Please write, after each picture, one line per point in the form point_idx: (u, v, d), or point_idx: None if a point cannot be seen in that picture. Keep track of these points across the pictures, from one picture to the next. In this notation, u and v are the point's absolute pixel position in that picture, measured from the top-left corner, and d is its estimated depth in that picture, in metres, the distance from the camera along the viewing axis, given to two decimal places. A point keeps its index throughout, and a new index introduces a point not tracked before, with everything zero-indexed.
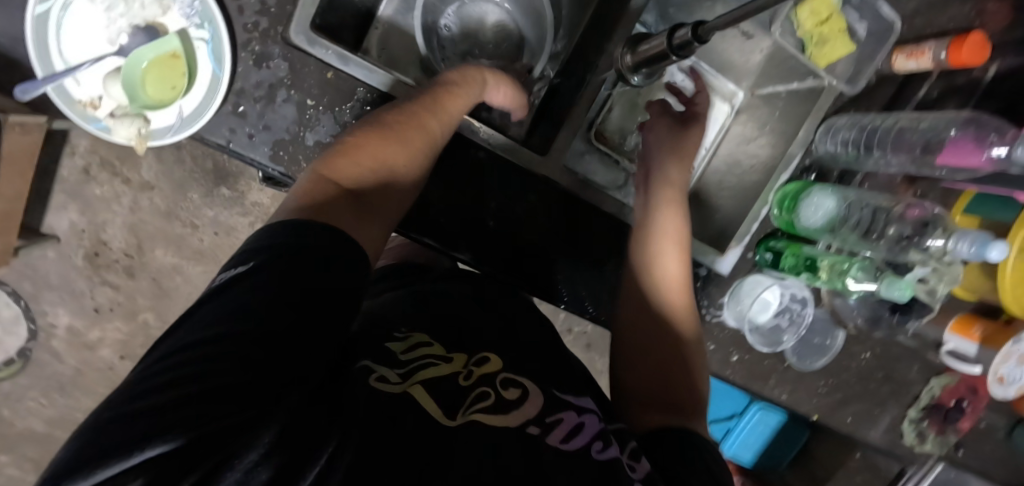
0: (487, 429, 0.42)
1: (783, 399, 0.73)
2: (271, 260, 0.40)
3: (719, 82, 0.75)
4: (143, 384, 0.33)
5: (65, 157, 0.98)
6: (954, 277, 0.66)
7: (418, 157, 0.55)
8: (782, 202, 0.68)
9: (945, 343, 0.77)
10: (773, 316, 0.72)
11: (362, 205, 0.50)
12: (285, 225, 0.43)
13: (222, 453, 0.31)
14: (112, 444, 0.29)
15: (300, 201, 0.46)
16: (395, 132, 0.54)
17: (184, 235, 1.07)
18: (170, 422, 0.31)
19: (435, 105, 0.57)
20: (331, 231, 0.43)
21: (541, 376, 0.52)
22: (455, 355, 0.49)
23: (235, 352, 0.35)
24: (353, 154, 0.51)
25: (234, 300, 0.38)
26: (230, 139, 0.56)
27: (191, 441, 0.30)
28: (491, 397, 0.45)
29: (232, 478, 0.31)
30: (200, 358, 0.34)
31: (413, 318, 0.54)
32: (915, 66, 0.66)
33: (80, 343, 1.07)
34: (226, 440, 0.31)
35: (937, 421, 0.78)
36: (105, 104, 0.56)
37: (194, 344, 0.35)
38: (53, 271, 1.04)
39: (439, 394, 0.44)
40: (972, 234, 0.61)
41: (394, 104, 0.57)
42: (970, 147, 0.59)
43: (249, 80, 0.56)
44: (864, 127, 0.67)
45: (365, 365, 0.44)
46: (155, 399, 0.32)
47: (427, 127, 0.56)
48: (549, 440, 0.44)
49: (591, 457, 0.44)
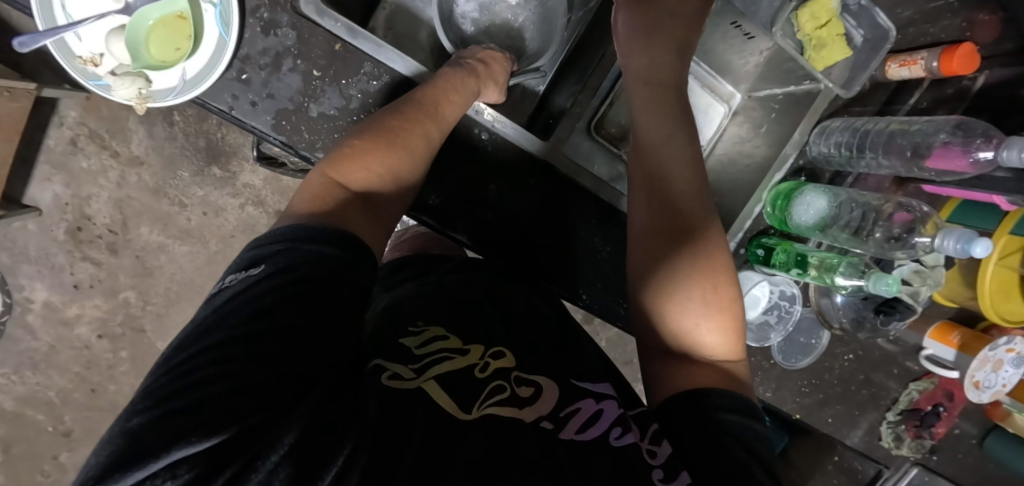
0: (501, 421, 0.44)
1: (767, 397, 0.74)
2: (281, 270, 0.44)
3: (719, 85, 0.79)
4: (165, 391, 0.37)
5: (53, 127, 0.98)
6: (936, 280, 0.73)
7: (421, 162, 0.57)
8: (775, 200, 0.70)
9: (925, 349, 0.80)
10: (762, 313, 0.74)
11: (369, 207, 0.53)
12: (288, 232, 0.47)
13: (249, 453, 0.35)
14: (147, 448, 0.34)
15: (305, 209, 0.50)
16: (402, 139, 0.55)
17: (172, 213, 1.04)
18: (197, 426, 0.35)
19: (434, 108, 0.58)
20: (335, 238, 0.47)
21: (558, 368, 0.52)
22: (471, 348, 0.50)
23: (244, 360, 0.39)
24: (356, 155, 0.53)
25: (246, 309, 0.42)
26: (233, 105, 0.58)
27: (222, 442, 0.35)
28: (507, 391, 0.46)
29: (258, 478, 0.35)
30: (218, 365, 0.38)
31: (434, 311, 0.55)
32: (907, 73, 0.69)
33: (56, 319, 1.04)
34: (249, 439, 0.36)
35: (913, 425, 0.80)
36: (106, 62, 0.57)
37: (210, 351, 0.39)
38: (32, 244, 1.01)
39: (454, 388, 0.45)
40: (957, 231, 0.63)
41: (394, 105, 0.58)
42: (956, 152, 0.64)
43: (255, 46, 0.58)
44: (857, 130, 0.69)
45: (377, 365, 0.45)
46: (181, 406, 0.36)
47: (427, 132, 0.57)
48: (562, 433, 0.45)
49: (607, 444, 0.45)
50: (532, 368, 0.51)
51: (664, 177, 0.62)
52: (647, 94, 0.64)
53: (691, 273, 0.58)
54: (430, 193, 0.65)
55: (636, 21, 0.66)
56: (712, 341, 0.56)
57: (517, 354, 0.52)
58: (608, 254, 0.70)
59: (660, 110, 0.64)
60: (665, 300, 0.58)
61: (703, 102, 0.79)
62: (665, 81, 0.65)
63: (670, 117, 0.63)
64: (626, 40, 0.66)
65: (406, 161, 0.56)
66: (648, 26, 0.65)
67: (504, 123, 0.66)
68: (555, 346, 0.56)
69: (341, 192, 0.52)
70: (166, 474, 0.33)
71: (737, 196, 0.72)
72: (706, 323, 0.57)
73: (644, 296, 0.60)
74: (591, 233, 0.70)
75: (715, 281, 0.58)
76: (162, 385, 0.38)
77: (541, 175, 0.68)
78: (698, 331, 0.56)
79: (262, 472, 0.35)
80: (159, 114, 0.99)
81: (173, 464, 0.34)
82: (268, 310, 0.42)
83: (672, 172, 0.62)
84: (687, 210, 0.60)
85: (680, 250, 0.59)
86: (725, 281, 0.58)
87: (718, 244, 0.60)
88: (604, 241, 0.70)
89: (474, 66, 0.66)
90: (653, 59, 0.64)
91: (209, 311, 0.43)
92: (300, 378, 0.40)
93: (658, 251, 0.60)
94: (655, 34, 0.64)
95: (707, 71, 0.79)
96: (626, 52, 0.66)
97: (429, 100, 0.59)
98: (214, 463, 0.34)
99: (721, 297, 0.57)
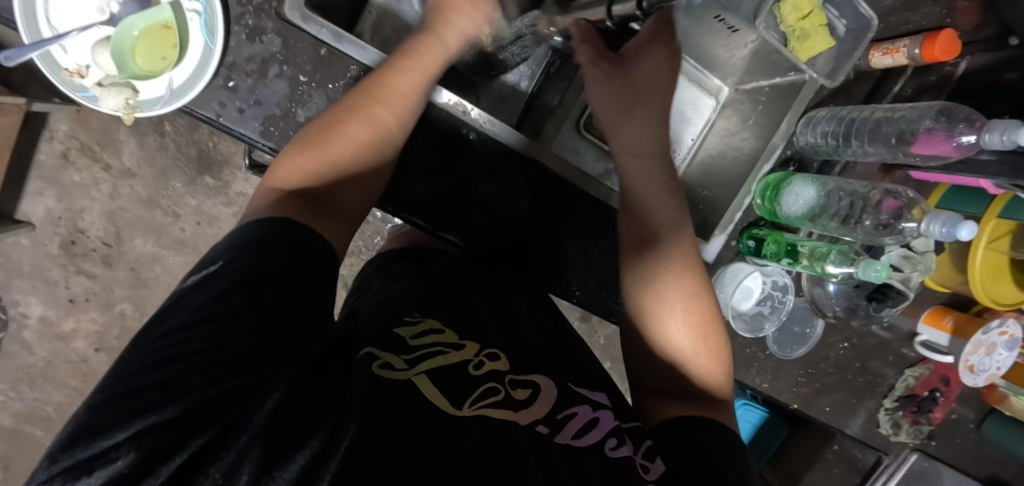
0: (495, 421, 0.43)
1: (764, 387, 0.75)
2: (244, 253, 0.44)
3: (706, 79, 0.79)
4: (139, 366, 0.37)
5: (43, 141, 0.97)
6: (925, 266, 0.74)
7: (380, 146, 0.57)
8: (764, 191, 0.72)
9: (919, 335, 0.81)
10: (756, 304, 0.75)
11: (313, 206, 0.51)
12: (263, 223, 0.46)
13: (222, 422, 0.35)
14: (117, 417, 0.34)
15: (261, 205, 0.50)
16: (340, 128, 0.54)
17: (165, 223, 1.04)
18: (165, 398, 0.35)
19: (401, 92, 0.57)
20: (281, 222, 0.47)
21: (554, 370, 0.52)
22: (466, 344, 0.50)
23: (214, 341, 0.38)
24: (294, 162, 0.52)
25: (211, 290, 0.41)
26: (220, 113, 0.60)
27: (191, 412, 0.35)
28: (501, 393, 0.45)
29: (227, 458, 0.34)
30: (187, 343, 0.37)
31: (426, 299, 0.55)
32: (891, 62, 0.70)
33: (53, 334, 1.04)
34: (221, 409, 0.36)
35: (911, 412, 0.80)
36: (93, 73, 0.58)
37: (180, 332, 0.38)
38: (26, 259, 1.01)
39: (444, 385, 0.44)
40: (942, 215, 0.64)
41: (353, 100, 0.56)
42: (941, 137, 0.64)
43: (241, 54, 0.60)
44: (843, 118, 0.71)
45: (368, 352, 0.45)
46: (151, 383, 0.35)
47: (376, 115, 0.56)
48: (558, 438, 0.44)
49: (604, 454, 0.44)
50: (526, 367, 0.50)
51: (643, 206, 0.63)
52: (636, 162, 0.63)
53: (663, 275, 0.61)
54: (410, 191, 0.65)
55: (616, 88, 0.61)
56: (701, 359, 0.59)
57: (512, 356, 0.51)
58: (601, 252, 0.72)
59: (647, 164, 0.63)
60: (647, 301, 0.61)
61: (691, 96, 0.79)
62: (657, 151, 0.64)
63: (660, 181, 0.63)
64: (606, 112, 0.63)
65: (355, 161, 0.55)
66: (626, 94, 0.62)
67: (493, 123, 0.66)
68: (554, 345, 0.57)
69: (292, 185, 0.51)
70: (128, 446, 0.32)
71: (728, 185, 0.73)
72: (684, 333, 0.59)
73: (631, 301, 0.62)
74: (580, 234, 0.71)
75: (693, 291, 0.61)
76: (130, 364, 0.37)
77: (532, 177, 0.69)
78: (678, 344, 0.59)
79: (231, 453, 0.34)
80: (150, 124, 0.99)
81: (138, 434, 0.33)
82: (235, 289, 0.41)
83: (647, 187, 0.63)
84: (663, 229, 0.62)
85: (654, 253, 0.62)
86: (702, 295, 0.61)
87: (689, 250, 0.63)
88: (597, 238, 0.72)
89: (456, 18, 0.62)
90: (636, 130, 0.63)
91: (170, 300, 0.43)
92: (274, 354, 0.40)
93: (640, 260, 0.62)
94: (633, 106, 0.62)
95: (695, 66, 0.78)
96: (613, 125, 0.64)
97: (375, 81, 0.57)
98: (184, 431, 0.34)
99: (698, 311, 0.60)
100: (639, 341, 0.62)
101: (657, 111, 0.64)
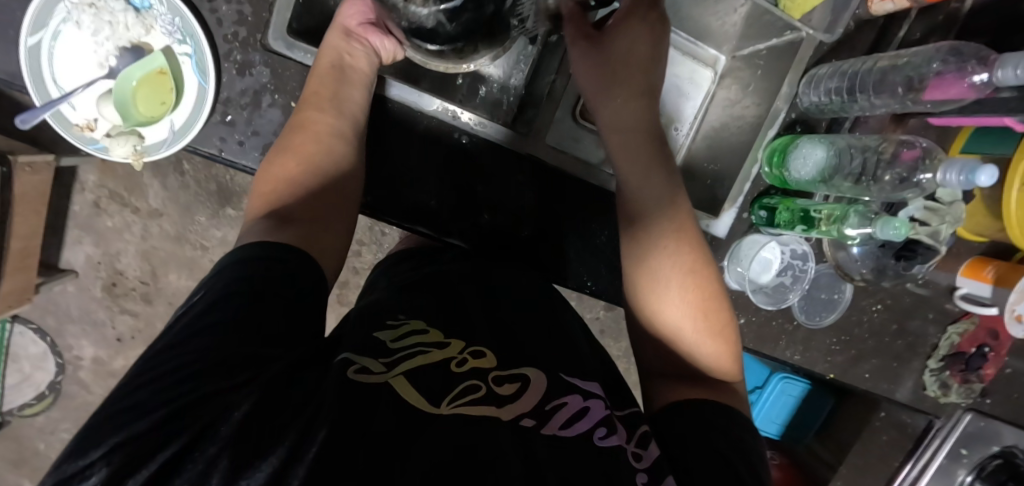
0: (473, 419, 0.41)
1: (796, 359, 0.75)
2: (221, 274, 0.44)
3: (699, 49, 0.75)
4: (125, 387, 0.37)
5: (75, 193, 1.02)
6: (955, 217, 0.69)
7: (344, 147, 0.58)
8: (771, 158, 0.71)
9: (959, 288, 0.76)
10: (777, 275, 0.73)
11: (290, 221, 0.51)
12: (247, 247, 0.46)
13: (195, 427, 0.34)
14: (98, 436, 0.34)
15: (247, 232, 0.50)
16: (296, 144, 0.56)
17: (195, 257, 1.08)
18: (139, 414, 0.34)
19: (322, 96, 0.59)
20: (263, 243, 0.47)
21: (547, 359, 0.50)
22: (452, 342, 0.48)
23: (187, 355, 0.38)
24: (264, 189, 0.54)
25: (191, 311, 0.41)
26: (222, 147, 0.62)
27: (161, 424, 0.34)
28: (484, 389, 0.44)
29: (193, 470, 0.33)
30: (165, 364, 0.37)
31: (413, 301, 0.53)
32: (892, 6, 0.68)
33: (105, 371, 1.10)
34: (192, 418, 0.35)
35: (958, 371, 0.77)
36: (100, 125, 0.61)
37: (160, 353, 0.38)
38: (73, 304, 1.07)
39: (425, 383, 0.43)
40: (959, 162, 0.60)
41: (295, 119, 0.58)
42: (952, 78, 0.60)
43: (234, 88, 0.62)
44: (847, 72, 0.68)
45: (345, 357, 0.43)
46: (129, 403, 0.35)
47: (325, 124, 0.58)
48: (545, 429, 0.42)
49: (592, 444, 0.42)
50: (515, 361, 0.48)
51: (631, 198, 0.63)
52: (617, 139, 0.64)
53: (665, 275, 0.60)
54: (408, 198, 0.66)
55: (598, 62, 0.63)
56: (705, 345, 0.58)
57: (501, 352, 0.49)
58: (601, 239, 0.72)
59: (628, 142, 0.64)
60: (648, 293, 0.60)
61: (690, 71, 0.75)
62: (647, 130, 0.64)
63: (642, 166, 0.63)
64: (591, 86, 0.64)
65: (311, 172, 0.55)
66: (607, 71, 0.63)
67: (483, 123, 0.66)
68: (552, 335, 0.54)
69: (268, 206, 0.53)
70: (101, 462, 0.33)
71: (735, 156, 0.72)
72: (683, 322, 0.58)
73: (632, 298, 0.62)
74: (588, 221, 0.72)
75: (695, 282, 0.60)
76: (118, 390, 0.37)
77: (527, 171, 0.69)
78: (679, 332, 0.58)
79: (198, 463, 0.33)
80: (170, 166, 1.02)
81: (110, 449, 0.33)
82: (208, 307, 0.41)
83: (635, 191, 0.63)
84: (653, 209, 0.62)
85: (651, 252, 0.61)
86: (708, 286, 0.60)
87: (683, 229, 0.62)
88: (603, 226, 0.72)
89: (348, 18, 0.62)
90: (618, 108, 0.64)
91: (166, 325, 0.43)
92: (251, 361, 0.39)
93: (636, 258, 0.62)
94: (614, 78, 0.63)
95: (684, 37, 0.74)
96: (596, 105, 0.65)
97: (322, 93, 0.59)
98: (152, 444, 0.33)
99: (711, 322, 0.58)
100: (646, 339, 0.61)
101: (637, 89, 0.64)
